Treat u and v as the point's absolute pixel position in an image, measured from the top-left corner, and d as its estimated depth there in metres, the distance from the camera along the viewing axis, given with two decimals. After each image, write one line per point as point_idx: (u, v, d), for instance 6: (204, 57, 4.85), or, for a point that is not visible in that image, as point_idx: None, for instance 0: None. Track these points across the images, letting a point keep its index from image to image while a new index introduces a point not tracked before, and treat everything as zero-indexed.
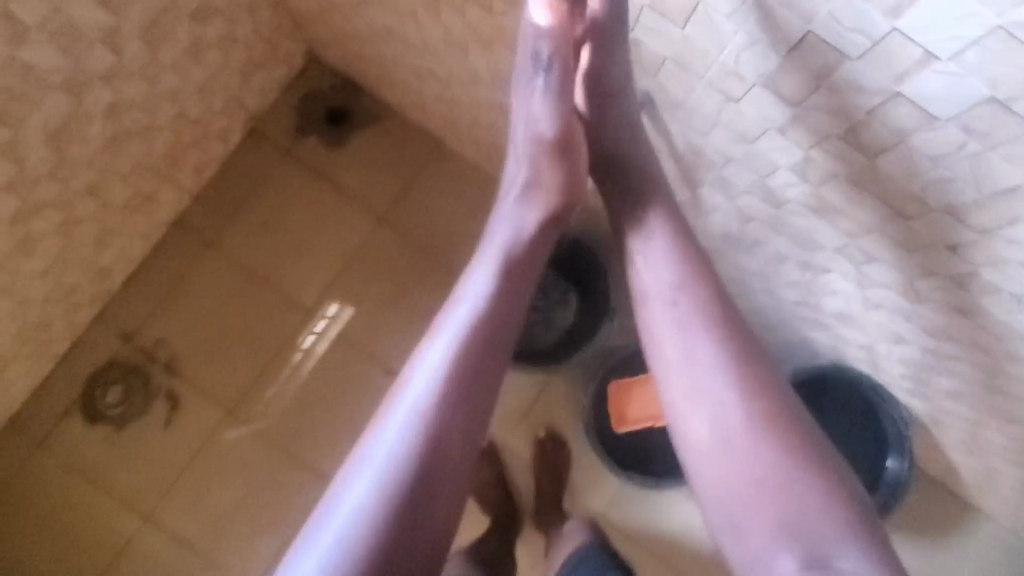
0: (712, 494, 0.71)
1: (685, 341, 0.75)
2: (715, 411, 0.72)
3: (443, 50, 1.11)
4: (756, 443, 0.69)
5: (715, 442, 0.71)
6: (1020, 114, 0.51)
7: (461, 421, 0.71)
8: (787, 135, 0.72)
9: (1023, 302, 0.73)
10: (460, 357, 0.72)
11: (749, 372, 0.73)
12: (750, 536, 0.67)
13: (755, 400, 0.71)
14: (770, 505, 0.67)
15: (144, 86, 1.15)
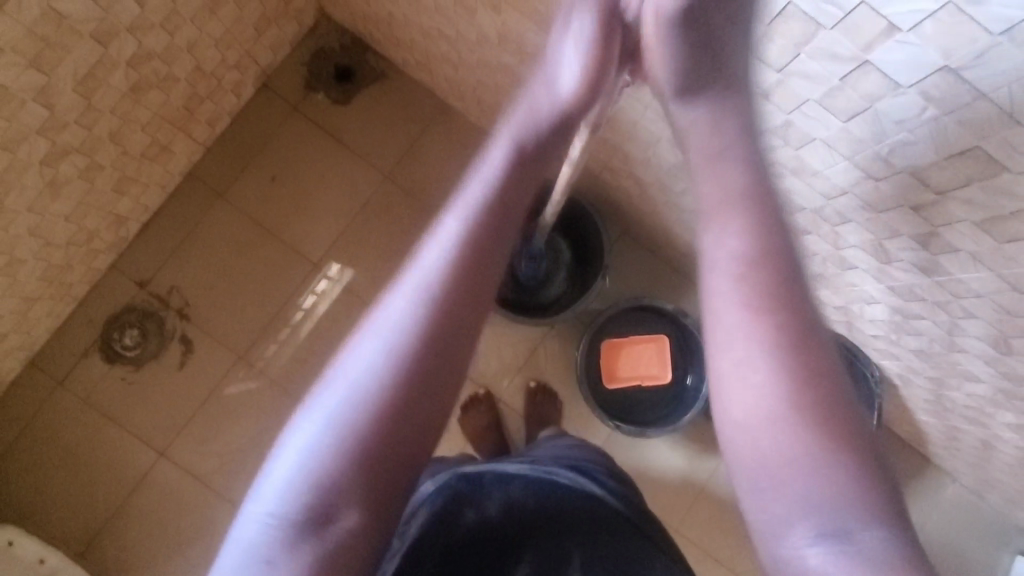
0: (741, 451, 0.60)
1: (732, 290, 0.62)
2: (760, 374, 0.59)
3: (451, 12, 1.16)
4: (794, 417, 0.57)
5: (752, 405, 0.59)
6: (970, 81, 0.58)
7: (454, 335, 0.65)
8: (771, 99, 0.78)
9: (977, 261, 0.80)
10: (461, 261, 0.66)
11: (791, 318, 0.60)
12: (774, 501, 0.58)
13: (800, 357, 0.59)
14: (803, 482, 0.56)
15: (163, 38, 1.21)
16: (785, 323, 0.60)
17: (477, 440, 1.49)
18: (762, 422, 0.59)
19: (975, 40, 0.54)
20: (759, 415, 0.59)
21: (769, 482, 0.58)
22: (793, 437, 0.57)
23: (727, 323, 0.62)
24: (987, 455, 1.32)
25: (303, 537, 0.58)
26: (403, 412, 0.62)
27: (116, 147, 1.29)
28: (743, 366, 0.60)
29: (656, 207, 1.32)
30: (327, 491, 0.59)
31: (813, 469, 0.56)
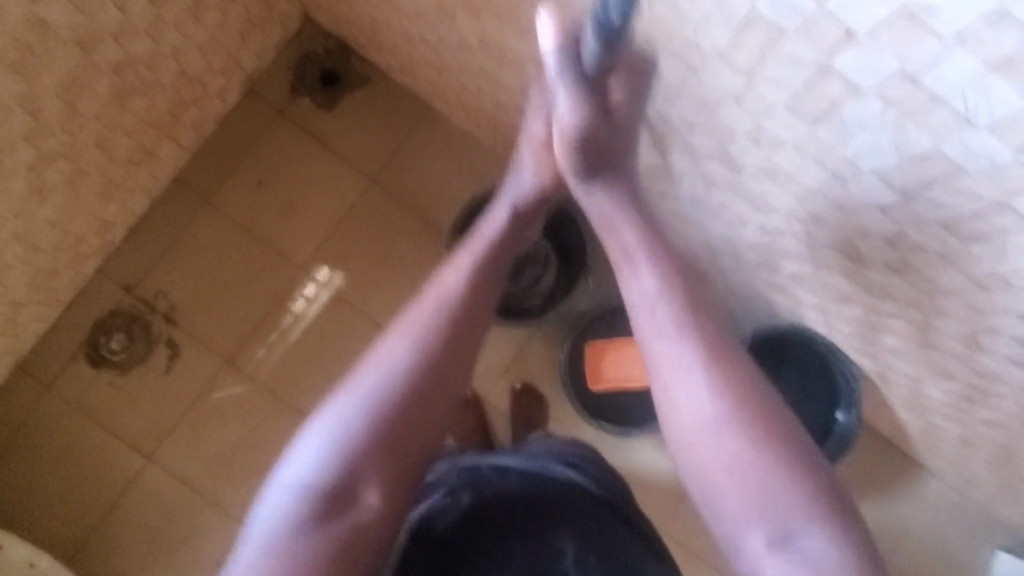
0: (696, 477, 0.75)
1: (673, 338, 0.78)
2: (698, 399, 0.75)
3: (432, 17, 1.17)
4: (727, 432, 0.73)
5: (693, 425, 0.75)
6: (925, 87, 0.60)
7: (454, 359, 0.82)
8: (740, 104, 0.80)
9: (943, 260, 0.82)
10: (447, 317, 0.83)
11: (727, 372, 0.76)
12: (728, 515, 0.72)
13: (734, 396, 0.74)
14: (740, 491, 0.71)
15: (148, 43, 1.22)
16: (715, 356, 0.77)
17: None
18: (706, 438, 0.74)
19: (930, 47, 0.56)
20: (703, 434, 0.74)
21: (721, 490, 0.72)
22: (736, 449, 0.72)
23: (668, 361, 0.78)
24: (966, 451, 1.35)
25: (316, 526, 0.72)
26: (400, 428, 0.77)
27: (102, 153, 1.30)
28: (683, 394, 0.76)
29: None
30: (344, 483, 0.74)
31: (753, 485, 0.71)
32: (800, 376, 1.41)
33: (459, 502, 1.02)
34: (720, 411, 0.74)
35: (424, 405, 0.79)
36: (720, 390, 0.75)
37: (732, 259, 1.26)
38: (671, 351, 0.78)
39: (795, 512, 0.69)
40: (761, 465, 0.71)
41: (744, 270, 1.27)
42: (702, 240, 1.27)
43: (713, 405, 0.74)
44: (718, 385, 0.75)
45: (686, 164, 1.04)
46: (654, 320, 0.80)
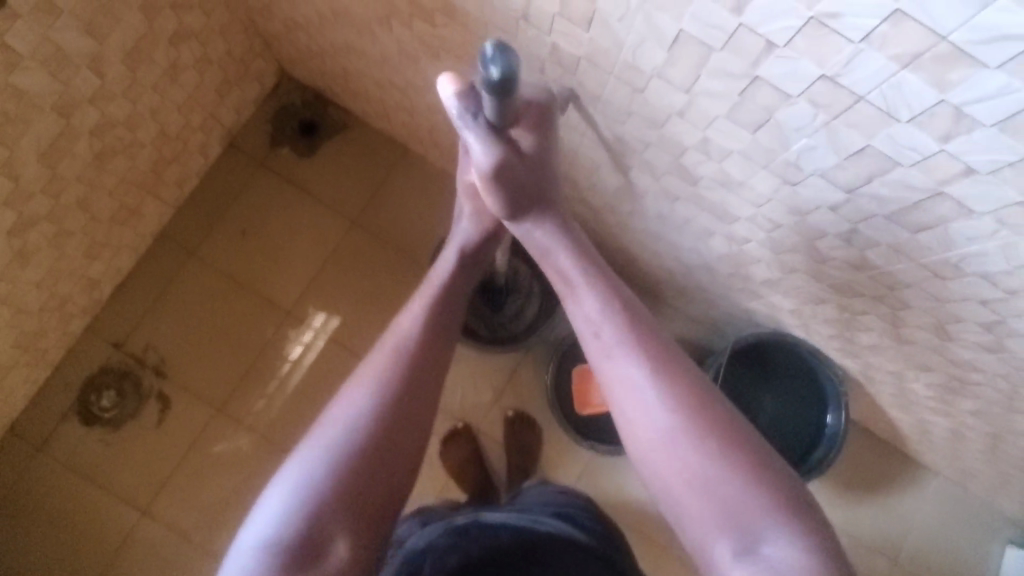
0: (659, 490, 0.78)
1: (622, 358, 0.82)
2: (650, 414, 0.78)
3: (397, 60, 1.23)
4: (686, 445, 0.75)
5: (650, 443, 0.78)
6: (846, 86, 0.63)
7: (412, 398, 0.85)
8: (686, 118, 0.84)
9: (898, 253, 0.85)
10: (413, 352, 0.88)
11: (677, 384, 0.79)
12: (692, 527, 0.74)
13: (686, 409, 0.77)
14: (701, 503, 0.73)
15: (124, 105, 1.27)
16: (664, 374, 0.80)
17: (461, 473, 1.50)
18: (663, 455, 0.76)
19: (842, 49, 0.60)
20: (659, 451, 0.77)
21: (684, 505, 0.74)
22: (692, 463, 0.74)
23: (620, 387, 0.81)
24: (959, 444, 1.35)
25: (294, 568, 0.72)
26: (377, 462, 0.79)
27: (84, 214, 1.33)
28: (637, 414, 0.79)
29: (611, 228, 1.38)
30: (306, 535, 0.74)
31: (712, 496, 0.73)
32: (789, 382, 1.41)
33: (443, 557, 0.97)
34: (672, 425, 0.77)
35: (381, 446, 0.80)
36: (672, 406, 0.77)
37: (706, 270, 1.28)
38: (619, 370, 0.82)
39: (756, 519, 0.70)
40: (714, 474, 0.73)
41: (719, 280, 1.30)
42: (676, 254, 1.30)
43: (664, 421, 0.77)
44: (669, 401, 0.78)
45: (648, 180, 1.07)
46: (598, 343, 0.84)
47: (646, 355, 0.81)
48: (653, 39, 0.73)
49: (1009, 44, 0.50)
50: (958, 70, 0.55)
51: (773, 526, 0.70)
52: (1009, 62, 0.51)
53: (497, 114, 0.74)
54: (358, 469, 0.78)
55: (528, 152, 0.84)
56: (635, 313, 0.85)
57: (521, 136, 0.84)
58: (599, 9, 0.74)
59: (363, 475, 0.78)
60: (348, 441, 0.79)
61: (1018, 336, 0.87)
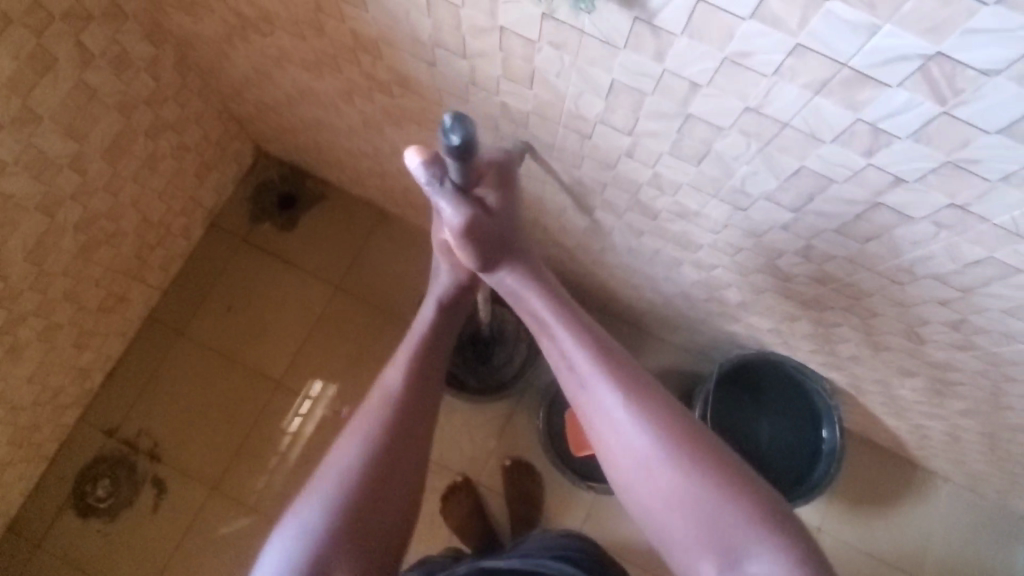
0: (640, 509, 0.82)
1: (595, 390, 0.84)
2: (627, 442, 0.81)
3: (364, 130, 1.28)
4: (662, 472, 0.79)
5: (629, 471, 0.81)
6: (770, 115, 0.68)
7: (400, 452, 0.86)
8: (635, 157, 0.88)
9: (853, 263, 0.88)
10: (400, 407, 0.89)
11: (650, 410, 0.81)
12: (673, 543, 0.78)
13: (659, 434, 0.80)
14: (681, 523, 0.77)
15: (107, 198, 1.32)
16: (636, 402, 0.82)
17: (464, 528, 1.47)
18: (642, 481, 0.80)
19: (759, 83, 0.64)
20: (637, 476, 0.81)
21: (667, 527, 0.78)
22: (670, 487, 0.78)
23: (597, 417, 0.84)
24: (959, 446, 1.34)
25: None
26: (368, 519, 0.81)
27: (72, 305, 1.36)
28: (614, 443, 0.82)
29: (586, 268, 1.42)
30: None
31: (690, 517, 0.77)
32: (780, 400, 1.42)
33: None
34: (649, 455, 0.80)
35: (382, 497, 0.82)
36: (648, 432, 0.80)
37: (682, 298, 1.31)
38: (594, 401, 0.84)
39: (732, 534, 0.74)
40: (692, 497, 0.77)
41: (697, 307, 1.33)
42: (652, 286, 1.33)
43: (640, 449, 0.80)
44: (641, 427, 0.81)
45: (612, 218, 1.11)
46: (573, 375, 0.86)
47: (619, 383, 0.83)
48: (592, 90, 0.78)
49: (902, 63, 0.54)
50: (864, 91, 0.59)
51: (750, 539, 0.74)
52: (908, 80, 0.56)
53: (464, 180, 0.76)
54: (356, 522, 0.80)
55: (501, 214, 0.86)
56: (603, 341, 0.86)
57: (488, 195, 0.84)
58: (537, 68, 0.80)
59: (366, 523, 0.81)
60: (341, 500, 0.80)
61: (984, 332, 0.89)
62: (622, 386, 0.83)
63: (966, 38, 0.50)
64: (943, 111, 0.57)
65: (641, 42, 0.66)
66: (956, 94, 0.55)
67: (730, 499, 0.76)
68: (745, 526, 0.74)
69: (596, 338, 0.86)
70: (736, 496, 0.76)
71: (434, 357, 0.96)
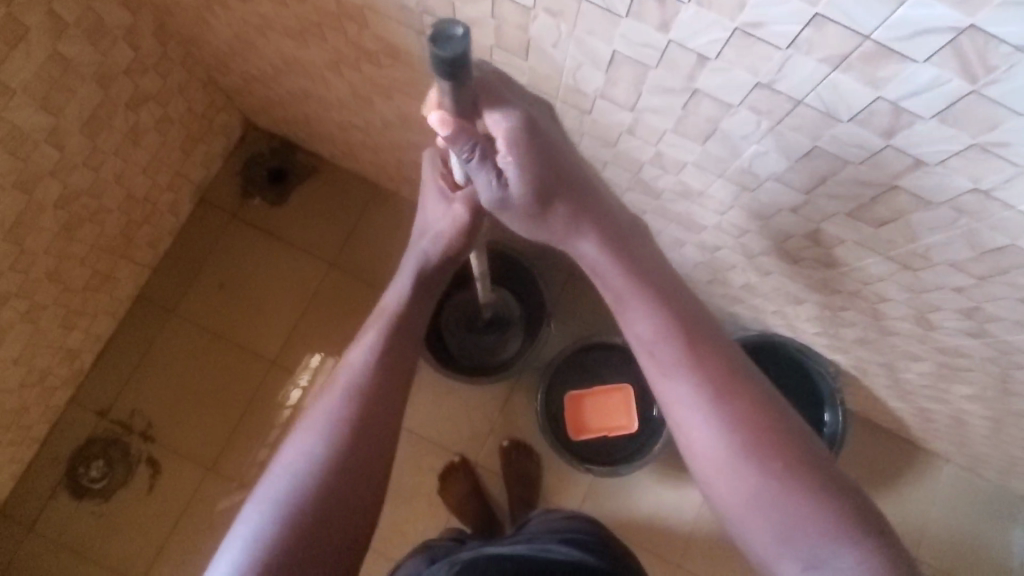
0: (717, 501, 0.68)
1: (676, 366, 0.69)
2: (711, 427, 0.67)
3: (354, 103, 1.23)
4: (750, 463, 0.66)
5: (713, 462, 0.67)
6: (783, 92, 0.63)
7: (380, 414, 0.73)
8: (637, 134, 0.83)
9: (865, 248, 0.84)
10: (374, 375, 0.75)
11: (741, 392, 0.68)
12: (757, 544, 0.65)
13: (748, 418, 0.67)
14: (771, 521, 0.64)
15: (87, 174, 1.27)
16: (723, 388, 0.68)
17: (462, 509, 1.47)
18: (727, 474, 0.66)
19: (772, 57, 0.59)
20: (718, 466, 0.67)
21: (756, 531, 0.65)
22: (759, 480, 0.65)
23: (676, 396, 0.70)
24: (962, 430, 1.32)
25: None
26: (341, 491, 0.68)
27: (56, 284, 1.32)
28: (693, 433, 0.69)
29: None
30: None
31: (783, 514, 0.64)
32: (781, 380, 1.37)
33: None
34: (736, 442, 0.66)
35: (360, 481, 0.69)
36: (738, 421, 0.67)
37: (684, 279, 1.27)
38: (670, 378, 0.70)
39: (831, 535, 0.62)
40: (789, 497, 0.64)
41: (700, 289, 1.29)
42: None
43: (724, 444, 0.67)
44: (729, 419, 0.67)
45: None
46: (645, 345, 0.71)
47: (701, 361, 0.69)
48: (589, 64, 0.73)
49: (930, 37, 0.49)
50: (887, 66, 0.54)
51: (855, 551, 0.61)
52: (935, 55, 0.51)
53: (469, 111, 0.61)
54: (328, 491, 0.68)
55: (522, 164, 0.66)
56: (685, 310, 0.72)
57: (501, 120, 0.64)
58: (532, 38, 0.74)
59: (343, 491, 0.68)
60: (311, 470, 0.69)
61: (997, 320, 0.85)
62: (705, 363, 0.69)
63: (1003, 10, 0.45)
64: (972, 89, 0.52)
65: (644, 11, 0.61)
66: (989, 72, 0.50)
67: (825, 494, 0.64)
68: (843, 526, 0.62)
69: (675, 305, 0.71)
70: (832, 490, 0.64)
71: (418, 320, 0.82)
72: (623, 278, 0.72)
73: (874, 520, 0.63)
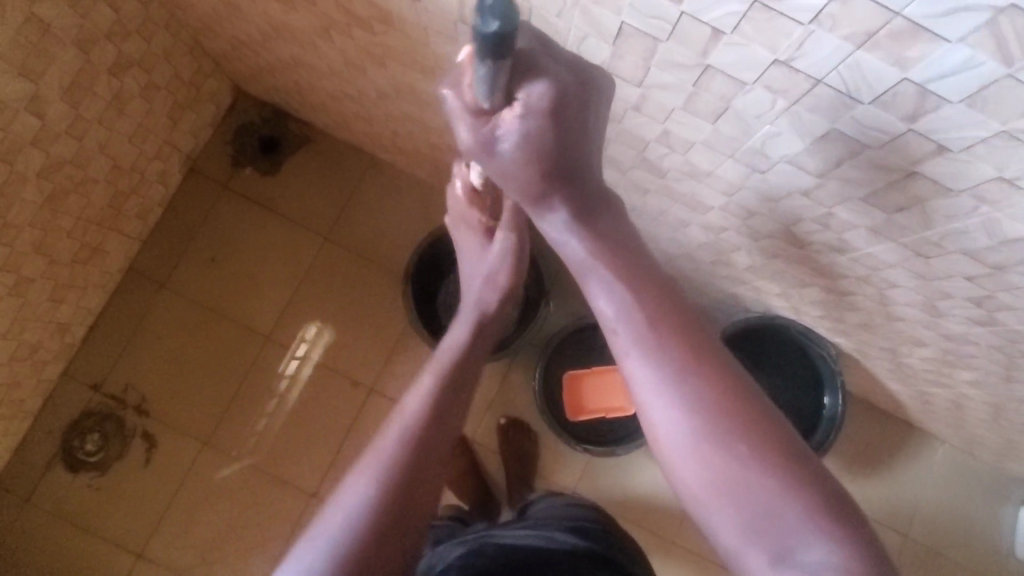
0: (681, 487, 0.65)
1: (640, 347, 0.65)
2: (674, 410, 0.63)
3: (347, 72, 1.17)
4: (713, 448, 0.61)
5: (676, 446, 0.63)
6: (802, 70, 0.59)
7: (443, 443, 0.71)
8: (643, 111, 0.79)
9: (877, 234, 0.81)
10: (441, 404, 0.73)
11: (708, 371, 0.63)
12: (720, 531, 0.62)
13: (715, 400, 0.62)
14: (735, 510, 0.61)
15: (71, 143, 1.22)
16: (690, 370, 0.63)
17: (459, 486, 1.47)
18: (689, 457, 0.63)
19: (791, 33, 0.55)
20: (680, 450, 0.63)
21: (717, 517, 0.62)
22: (722, 466, 0.61)
23: (641, 377, 0.65)
24: (961, 413, 1.32)
25: None
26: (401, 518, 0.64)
27: (43, 257, 1.29)
28: (656, 418, 0.65)
29: None
30: None
31: (745, 503, 0.60)
32: (782, 362, 1.38)
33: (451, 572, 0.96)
34: (700, 425, 0.62)
35: (420, 509, 0.66)
36: (704, 403, 0.62)
37: (687, 259, 1.24)
38: (636, 358, 0.65)
39: (797, 525, 0.58)
40: (754, 484, 0.60)
41: (703, 269, 1.26)
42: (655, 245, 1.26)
43: (687, 428, 0.62)
44: (695, 399, 0.62)
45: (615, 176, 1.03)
46: (614, 325, 0.66)
47: (670, 342, 0.64)
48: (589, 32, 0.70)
49: (966, 15, 0.45)
50: (917, 45, 0.50)
51: (822, 541, 0.57)
52: (970, 35, 0.47)
53: (487, 94, 0.53)
54: (394, 520, 0.64)
55: (530, 134, 0.57)
56: (657, 288, 0.67)
57: (534, 89, 0.55)
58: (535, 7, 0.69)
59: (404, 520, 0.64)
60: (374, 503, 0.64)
61: (1007, 309, 0.83)
62: (673, 344, 0.64)
63: None
64: (1006, 73, 0.49)
65: None
66: None
67: (794, 481, 0.59)
68: (811, 515, 0.58)
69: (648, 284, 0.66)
70: (801, 475, 0.60)
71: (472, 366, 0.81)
72: (588, 254, 0.66)
73: (849, 511, 0.59)
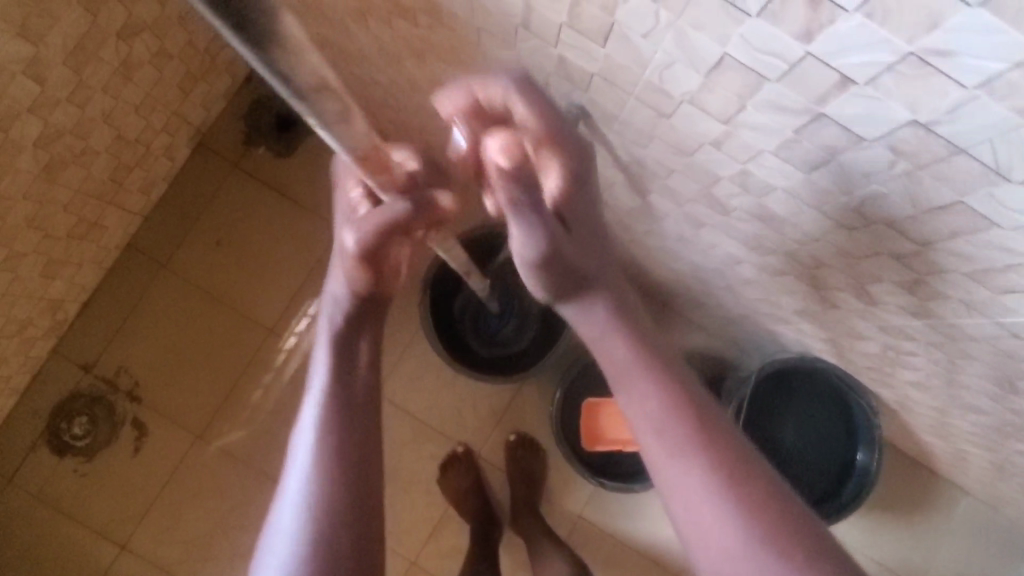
0: None
1: (675, 450, 0.64)
2: (721, 529, 0.59)
3: (379, 60, 1.06)
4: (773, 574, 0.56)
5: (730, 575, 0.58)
6: (945, 136, 0.48)
7: (352, 445, 0.72)
8: (723, 148, 0.69)
9: (972, 309, 0.71)
10: (331, 408, 0.73)
11: (751, 483, 0.61)
12: None
13: (765, 521, 0.58)
14: None
15: (71, 111, 1.12)
16: (733, 479, 0.61)
17: (461, 504, 1.42)
18: None
19: (947, 93, 0.45)
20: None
21: None
22: None
23: (679, 487, 0.63)
24: (1001, 477, 1.24)
25: None
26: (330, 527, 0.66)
27: (37, 232, 1.19)
28: (711, 535, 0.60)
29: (624, 242, 1.26)
30: None
31: None
32: (812, 402, 1.29)
33: None
34: (754, 546, 0.58)
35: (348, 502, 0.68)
36: (751, 521, 0.59)
37: (729, 292, 1.16)
38: (674, 466, 0.64)
39: None
40: None
41: (744, 304, 1.18)
42: (696, 273, 1.17)
43: (747, 546, 0.58)
44: (746, 515, 0.59)
45: (669, 205, 0.93)
46: (651, 431, 0.66)
47: (703, 448, 0.63)
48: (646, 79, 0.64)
49: None
50: None
51: None
52: None
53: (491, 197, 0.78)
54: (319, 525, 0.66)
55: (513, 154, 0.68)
56: (688, 392, 0.68)
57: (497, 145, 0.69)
58: (619, 21, 0.59)
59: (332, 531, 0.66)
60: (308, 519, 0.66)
61: None
62: (707, 451, 0.63)
63: None
64: None
65: (787, 14, 0.46)
66: None
67: None
68: None
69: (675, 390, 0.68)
70: None
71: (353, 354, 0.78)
72: (631, 361, 0.70)
73: None
